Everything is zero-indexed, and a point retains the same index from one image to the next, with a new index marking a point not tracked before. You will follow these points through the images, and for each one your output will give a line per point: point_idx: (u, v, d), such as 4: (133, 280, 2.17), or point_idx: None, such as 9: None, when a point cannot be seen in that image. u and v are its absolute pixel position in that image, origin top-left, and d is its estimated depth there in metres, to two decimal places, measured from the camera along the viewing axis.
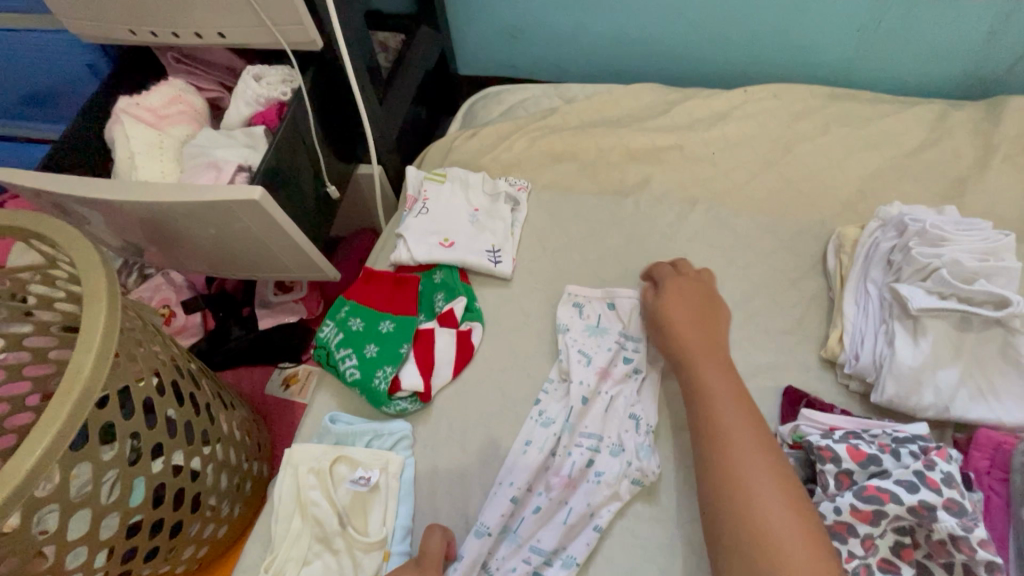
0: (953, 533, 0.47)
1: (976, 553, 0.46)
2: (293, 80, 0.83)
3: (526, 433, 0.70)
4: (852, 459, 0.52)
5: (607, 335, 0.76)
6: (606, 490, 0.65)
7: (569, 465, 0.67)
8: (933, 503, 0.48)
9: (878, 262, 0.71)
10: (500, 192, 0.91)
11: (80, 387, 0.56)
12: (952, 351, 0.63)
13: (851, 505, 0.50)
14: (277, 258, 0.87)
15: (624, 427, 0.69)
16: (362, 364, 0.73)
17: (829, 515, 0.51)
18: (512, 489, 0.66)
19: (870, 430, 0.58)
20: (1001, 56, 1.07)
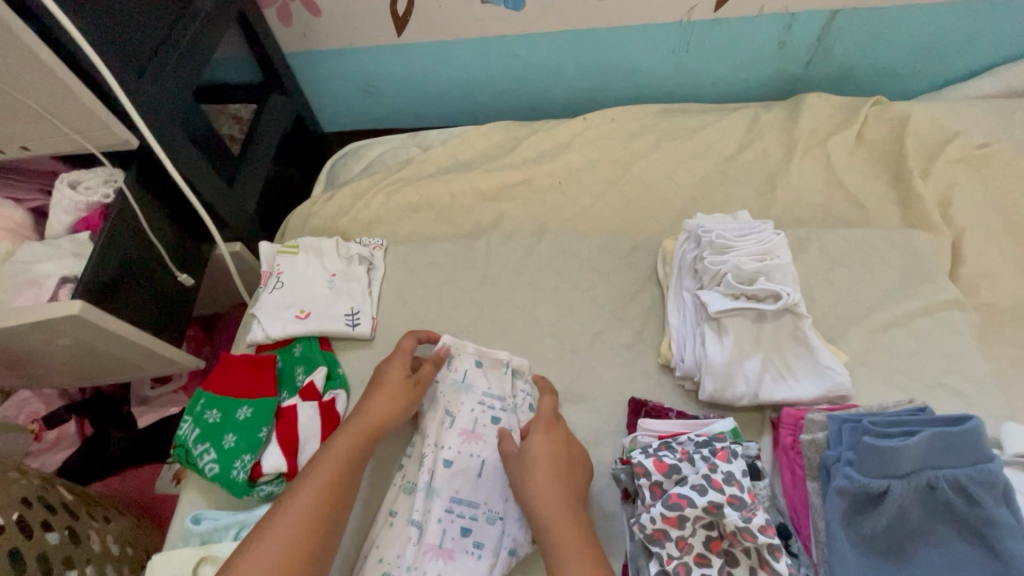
0: (737, 525, 0.53)
1: (757, 538, 0.52)
2: (114, 179, 0.82)
3: (391, 502, 0.73)
4: (659, 471, 0.57)
5: (471, 440, 0.75)
6: (484, 567, 0.67)
7: (440, 535, 0.69)
8: (719, 502, 0.54)
9: (688, 271, 0.79)
10: (353, 254, 0.93)
11: None
12: (752, 343, 0.72)
13: (661, 517, 0.55)
14: (127, 360, 0.85)
15: (504, 496, 0.72)
16: (221, 457, 0.72)
17: (650, 527, 0.55)
18: (382, 565, 0.68)
19: (691, 434, 0.63)
20: (795, 57, 1.22)
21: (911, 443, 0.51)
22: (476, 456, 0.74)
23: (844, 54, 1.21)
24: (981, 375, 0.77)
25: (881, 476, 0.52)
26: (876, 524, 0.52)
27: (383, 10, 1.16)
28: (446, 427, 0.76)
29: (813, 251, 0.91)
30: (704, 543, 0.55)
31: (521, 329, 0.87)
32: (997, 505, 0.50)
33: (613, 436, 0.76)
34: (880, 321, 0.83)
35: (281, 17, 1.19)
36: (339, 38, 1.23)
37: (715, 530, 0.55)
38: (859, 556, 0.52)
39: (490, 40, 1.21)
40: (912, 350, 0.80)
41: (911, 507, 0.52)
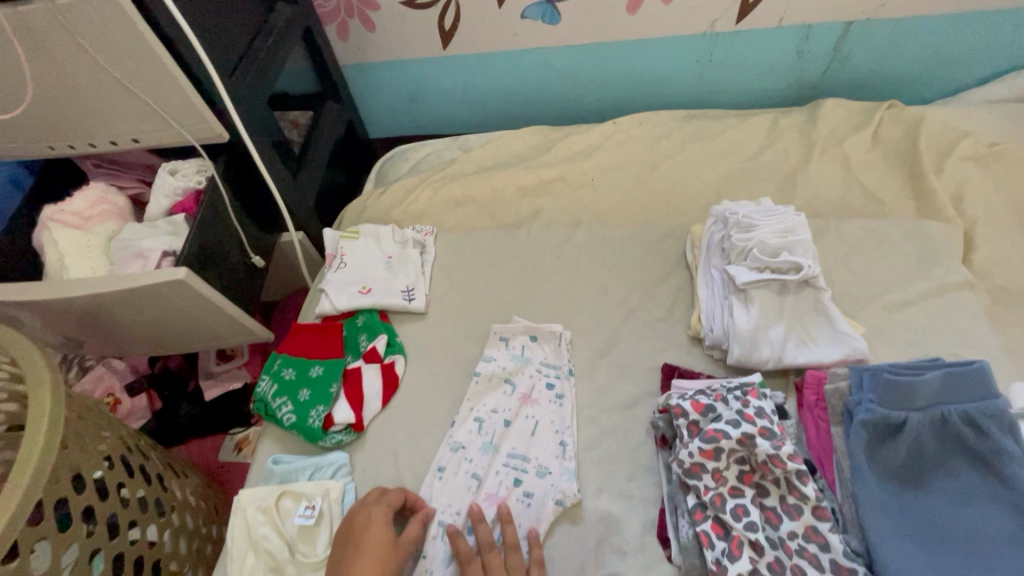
0: (769, 453, 0.60)
1: (786, 464, 0.60)
2: (206, 169, 0.94)
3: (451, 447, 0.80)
4: (695, 412, 0.65)
5: (528, 404, 0.83)
6: (535, 513, 0.74)
7: (497, 485, 0.76)
8: (751, 433, 0.61)
9: (715, 250, 0.87)
10: (407, 239, 1.03)
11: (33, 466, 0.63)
12: (776, 312, 0.79)
13: (698, 449, 0.63)
14: (211, 328, 0.96)
15: (554, 453, 0.79)
16: (297, 408, 0.81)
17: (688, 460, 0.63)
18: (434, 511, 0.74)
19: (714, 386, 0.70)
20: (812, 66, 1.31)
21: (924, 379, 0.58)
22: (530, 417, 0.82)
23: (859, 63, 1.29)
24: (991, 348, 0.83)
25: (899, 409, 0.59)
26: (895, 453, 0.59)
27: (432, 25, 1.28)
28: (507, 393, 0.84)
29: (831, 238, 0.98)
30: (734, 476, 0.62)
31: (561, 306, 0.95)
32: (1004, 436, 0.56)
33: (649, 398, 0.83)
34: (895, 300, 0.89)
35: (338, 33, 1.32)
36: (390, 51, 1.35)
37: (744, 464, 0.63)
38: (879, 483, 0.59)
39: (527, 51, 1.32)
40: (926, 325, 0.86)
41: (928, 438, 0.58)
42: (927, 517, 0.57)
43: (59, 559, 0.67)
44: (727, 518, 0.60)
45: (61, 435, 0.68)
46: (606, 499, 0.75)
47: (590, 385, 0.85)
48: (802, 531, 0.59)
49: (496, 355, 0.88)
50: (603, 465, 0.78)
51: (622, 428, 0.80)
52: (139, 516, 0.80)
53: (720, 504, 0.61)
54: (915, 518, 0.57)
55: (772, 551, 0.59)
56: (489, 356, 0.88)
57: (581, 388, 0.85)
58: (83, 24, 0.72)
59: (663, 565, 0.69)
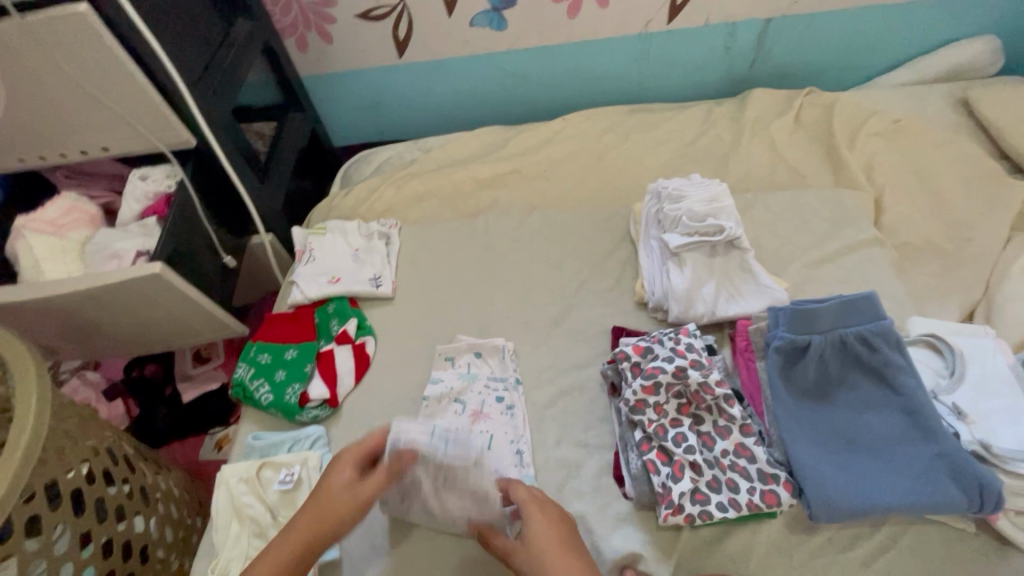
0: (699, 382, 0.69)
1: (716, 391, 0.68)
2: (176, 174, 0.98)
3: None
4: (635, 355, 0.73)
5: (479, 419, 0.84)
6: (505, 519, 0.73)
7: None
8: (684, 366, 0.70)
9: (653, 222, 0.96)
10: (372, 231, 1.10)
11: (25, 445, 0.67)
12: (707, 272, 0.88)
13: (640, 386, 0.70)
14: (188, 324, 1.00)
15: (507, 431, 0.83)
16: (274, 387, 0.86)
17: (632, 396, 0.70)
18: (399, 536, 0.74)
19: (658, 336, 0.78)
20: (739, 60, 1.43)
21: (823, 306, 0.68)
22: (484, 432, 0.83)
23: (780, 55, 1.42)
24: (898, 293, 0.94)
25: (804, 333, 0.68)
26: (804, 373, 0.68)
27: (387, 36, 1.36)
28: (457, 412, 0.85)
29: (759, 209, 1.08)
30: (672, 407, 0.70)
31: (519, 283, 1.03)
32: (892, 350, 0.66)
33: (601, 358, 0.91)
34: (815, 258, 1.00)
35: (298, 46, 1.39)
36: (348, 61, 1.42)
37: (680, 397, 0.71)
38: (793, 399, 0.68)
39: (478, 57, 1.41)
40: (842, 279, 0.97)
41: (830, 357, 0.68)
42: (833, 424, 0.66)
43: (50, 537, 0.70)
44: (669, 445, 0.68)
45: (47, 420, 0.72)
46: (566, 449, 0.82)
47: (548, 351, 0.93)
48: (733, 449, 0.67)
49: (442, 375, 0.89)
50: (562, 420, 0.85)
51: (578, 386, 0.88)
52: (124, 502, 0.84)
53: (662, 433, 0.69)
54: (825, 426, 0.66)
55: (707, 469, 0.67)
56: (436, 377, 0.89)
57: (540, 354, 0.93)
58: (51, 39, 0.78)
59: (618, 500, 0.76)
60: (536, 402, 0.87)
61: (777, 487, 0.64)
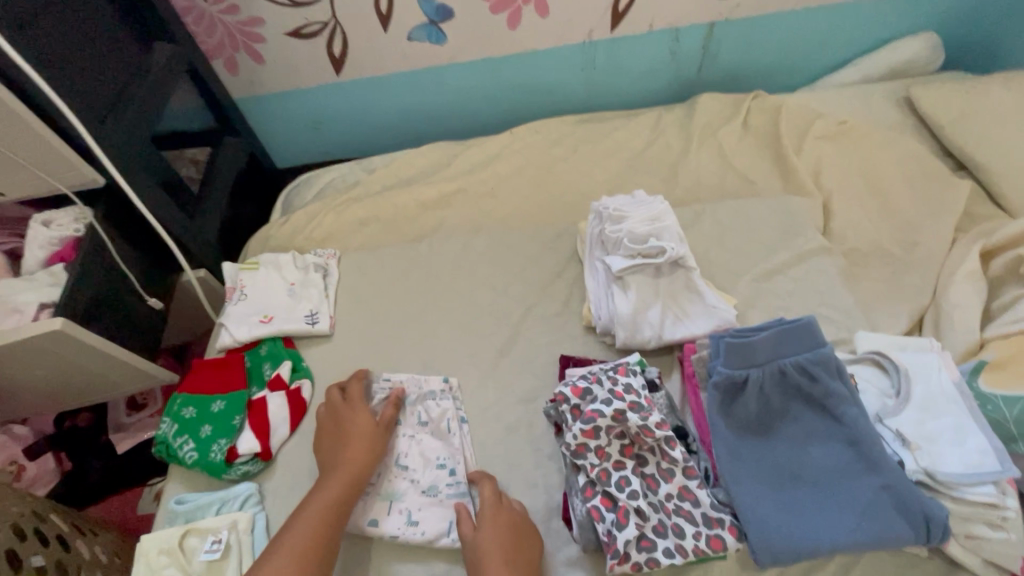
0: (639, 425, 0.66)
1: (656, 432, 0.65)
2: (84, 215, 0.92)
3: (378, 514, 0.76)
4: (575, 396, 0.69)
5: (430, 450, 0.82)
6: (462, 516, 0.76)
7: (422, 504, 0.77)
8: (623, 409, 0.67)
9: (597, 243, 0.93)
10: (308, 264, 1.04)
11: None
12: (652, 294, 0.85)
13: (580, 430, 0.67)
14: (105, 377, 0.94)
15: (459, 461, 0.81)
16: (199, 444, 0.80)
17: (573, 441, 0.67)
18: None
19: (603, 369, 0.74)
20: (687, 65, 1.41)
21: (759, 338, 0.65)
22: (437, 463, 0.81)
23: (727, 59, 1.41)
24: (847, 303, 0.93)
25: (742, 367, 0.66)
26: (745, 408, 0.66)
27: (321, 54, 1.30)
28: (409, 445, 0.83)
29: (707, 221, 1.06)
30: (615, 450, 0.67)
31: (465, 311, 0.98)
32: (832, 379, 0.64)
33: (549, 389, 0.87)
34: (764, 270, 0.98)
35: (227, 67, 1.32)
36: (283, 81, 1.36)
37: (623, 439, 0.67)
38: (735, 437, 0.65)
39: (420, 71, 1.36)
40: (791, 291, 0.95)
41: (771, 390, 0.65)
42: (777, 460, 0.64)
43: None
44: (613, 491, 0.64)
45: None
46: (512, 490, 0.78)
47: (495, 384, 0.88)
48: (676, 492, 0.65)
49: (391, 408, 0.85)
50: (509, 459, 0.81)
51: (525, 420, 0.84)
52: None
53: (605, 479, 0.65)
54: (768, 463, 0.64)
55: (654, 515, 0.63)
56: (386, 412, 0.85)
57: (486, 387, 0.89)
58: None
59: (567, 544, 0.73)
60: (482, 440, 0.83)
61: (722, 531, 0.62)
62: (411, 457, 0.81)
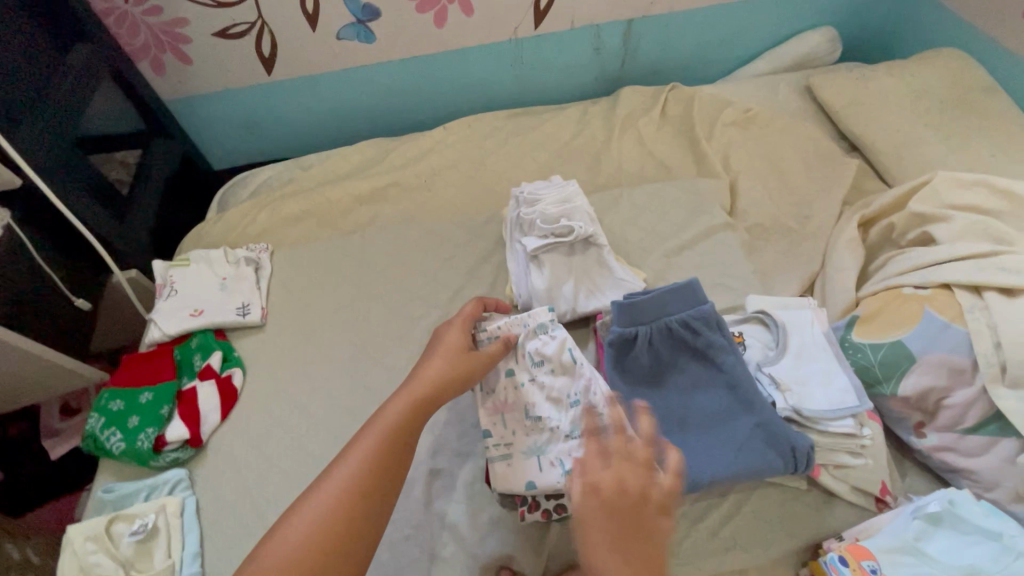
0: None
1: None
2: (1, 217, 0.89)
3: (529, 472, 0.72)
4: (530, 338, 0.79)
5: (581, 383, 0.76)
6: None
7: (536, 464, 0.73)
8: None
9: (516, 226, 0.98)
10: (239, 258, 1.06)
11: None
12: (565, 270, 0.91)
13: (531, 370, 0.77)
14: (26, 377, 0.94)
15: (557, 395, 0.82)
16: (126, 435, 0.82)
17: (523, 379, 0.76)
18: None
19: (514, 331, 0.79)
20: (609, 61, 1.49)
21: (644, 299, 0.74)
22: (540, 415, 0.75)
23: (647, 54, 1.49)
24: (746, 273, 1.02)
25: (632, 326, 0.75)
26: (638, 362, 0.74)
27: (250, 55, 1.32)
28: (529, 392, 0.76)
29: (624, 204, 1.13)
30: (556, 390, 0.76)
31: (396, 297, 1.02)
32: (711, 332, 0.73)
33: None
34: (675, 246, 1.06)
35: (155, 68, 1.32)
36: (214, 81, 1.37)
37: (568, 380, 0.76)
38: (630, 388, 0.74)
39: (352, 70, 1.39)
40: (698, 264, 1.03)
41: (658, 344, 0.74)
42: (666, 406, 0.73)
43: None
44: None
45: None
46: (440, 459, 0.82)
47: None
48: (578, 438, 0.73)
49: None
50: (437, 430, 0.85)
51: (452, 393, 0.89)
52: None
53: None
54: (658, 409, 0.73)
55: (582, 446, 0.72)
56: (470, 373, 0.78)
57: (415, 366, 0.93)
58: None
59: (490, 504, 0.78)
60: None
61: None
62: (342, 435, 0.85)
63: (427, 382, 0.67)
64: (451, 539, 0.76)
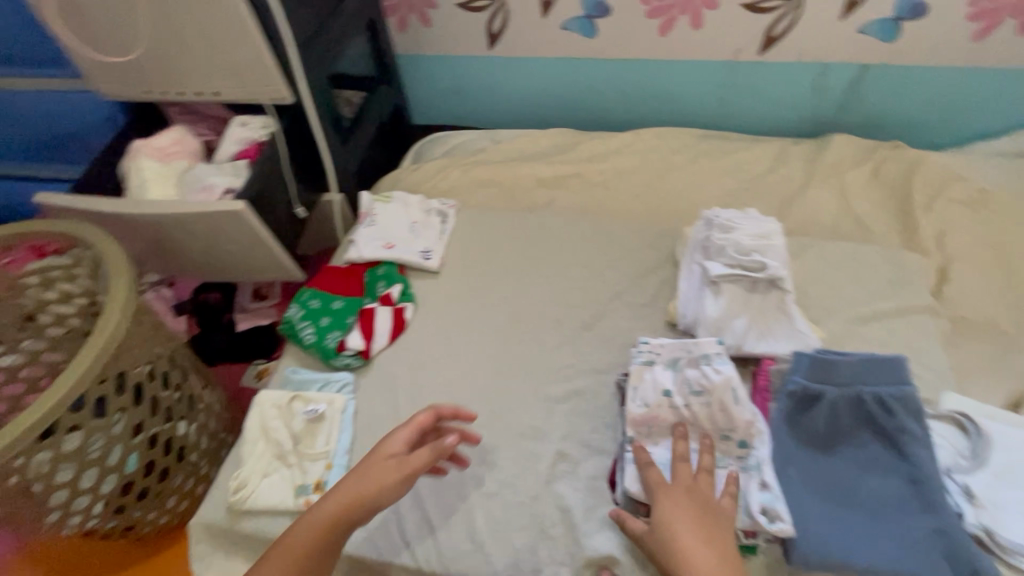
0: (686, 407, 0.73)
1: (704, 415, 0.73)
2: (271, 125, 1.10)
3: None
4: (691, 366, 0.76)
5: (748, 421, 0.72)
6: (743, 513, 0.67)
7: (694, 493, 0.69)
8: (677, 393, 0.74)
9: (699, 248, 0.97)
10: (431, 208, 1.17)
11: (99, 346, 0.77)
12: (742, 305, 0.88)
13: (687, 397, 0.73)
14: (252, 260, 1.10)
15: None
16: (318, 330, 0.95)
17: (678, 403, 0.73)
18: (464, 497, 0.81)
19: (679, 355, 0.77)
20: (828, 103, 1.39)
21: (842, 360, 0.73)
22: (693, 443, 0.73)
23: (874, 104, 1.37)
24: (939, 367, 0.91)
25: (820, 383, 0.74)
26: (815, 420, 0.73)
27: (479, 28, 1.43)
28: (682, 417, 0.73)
29: (813, 255, 1.06)
30: (710, 424, 0.73)
31: (559, 282, 1.06)
32: (907, 417, 0.71)
33: (621, 368, 0.93)
34: (860, 315, 0.98)
35: (399, 25, 1.49)
36: (440, 47, 1.50)
37: (729, 417, 0.72)
38: (800, 444, 0.73)
39: (563, 60, 1.45)
40: (883, 341, 0.94)
41: (842, 410, 0.73)
42: (836, 475, 0.70)
43: (101, 434, 0.81)
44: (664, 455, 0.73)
45: (124, 326, 0.81)
46: (570, 445, 0.85)
47: (571, 351, 0.96)
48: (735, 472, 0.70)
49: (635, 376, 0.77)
50: (573, 417, 0.88)
51: (594, 387, 0.91)
52: (174, 404, 0.95)
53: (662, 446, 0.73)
54: (826, 475, 0.70)
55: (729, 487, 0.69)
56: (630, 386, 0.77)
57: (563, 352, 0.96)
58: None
59: (607, 503, 0.79)
60: (551, 396, 0.90)
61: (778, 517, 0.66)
62: (485, 391, 0.91)
63: (356, 487, 0.69)
64: (562, 521, 0.79)
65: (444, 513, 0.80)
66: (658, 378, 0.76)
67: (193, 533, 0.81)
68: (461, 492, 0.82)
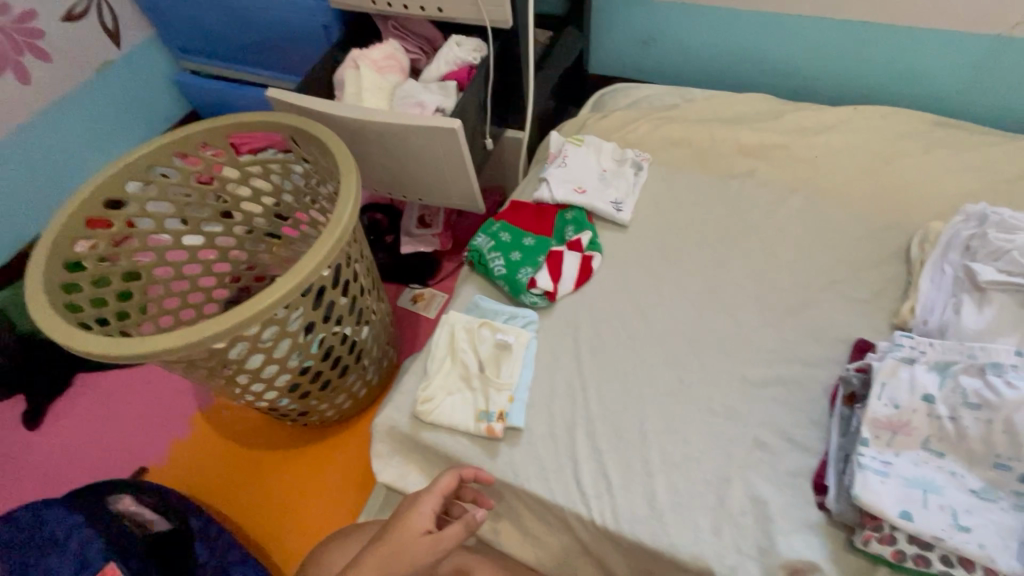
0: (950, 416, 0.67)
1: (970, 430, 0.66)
2: (482, 50, 1.08)
3: (911, 506, 0.64)
4: (969, 373, 0.69)
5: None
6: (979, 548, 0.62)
7: (930, 515, 0.64)
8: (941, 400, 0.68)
9: (957, 246, 0.85)
10: (626, 158, 1.09)
11: (325, 246, 0.77)
12: (1014, 321, 0.75)
13: (958, 408, 0.67)
14: (443, 185, 1.10)
15: None
16: (508, 263, 0.94)
17: (943, 412, 0.68)
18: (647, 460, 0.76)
19: (950, 357, 0.71)
20: None
21: None
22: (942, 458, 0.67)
23: None
24: None
25: None
26: None
27: None
28: (939, 428, 0.68)
29: None
30: (978, 446, 0.66)
31: (761, 259, 0.96)
32: None
33: (834, 365, 0.83)
34: None
35: None
36: None
37: (1010, 442, 0.64)
38: None
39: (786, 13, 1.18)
40: None
41: None
42: None
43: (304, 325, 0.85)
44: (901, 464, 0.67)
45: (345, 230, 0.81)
46: (768, 435, 0.77)
47: (773, 335, 0.87)
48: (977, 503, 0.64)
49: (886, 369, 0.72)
50: (773, 406, 0.80)
51: (800, 378, 0.82)
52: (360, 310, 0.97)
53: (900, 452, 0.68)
54: None
55: (973, 517, 0.64)
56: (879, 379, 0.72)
57: (765, 334, 0.87)
58: None
59: (809, 506, 0.72)
60: (748, 379, 0.83)
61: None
62: (673, 358, 0.85)
63: (420, 521, 0.64)
64: (754, 513, 0.72)
65: (624, 471, 0.76)
66: (915, 377, 0.70)
67: (377, 431, 0.86)
68: (644, 455, 0.77)
